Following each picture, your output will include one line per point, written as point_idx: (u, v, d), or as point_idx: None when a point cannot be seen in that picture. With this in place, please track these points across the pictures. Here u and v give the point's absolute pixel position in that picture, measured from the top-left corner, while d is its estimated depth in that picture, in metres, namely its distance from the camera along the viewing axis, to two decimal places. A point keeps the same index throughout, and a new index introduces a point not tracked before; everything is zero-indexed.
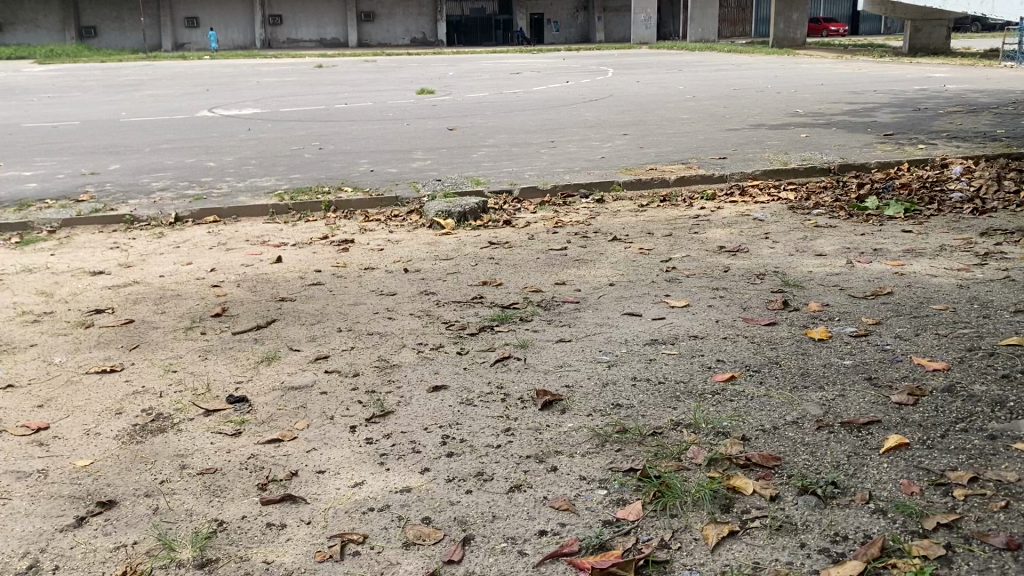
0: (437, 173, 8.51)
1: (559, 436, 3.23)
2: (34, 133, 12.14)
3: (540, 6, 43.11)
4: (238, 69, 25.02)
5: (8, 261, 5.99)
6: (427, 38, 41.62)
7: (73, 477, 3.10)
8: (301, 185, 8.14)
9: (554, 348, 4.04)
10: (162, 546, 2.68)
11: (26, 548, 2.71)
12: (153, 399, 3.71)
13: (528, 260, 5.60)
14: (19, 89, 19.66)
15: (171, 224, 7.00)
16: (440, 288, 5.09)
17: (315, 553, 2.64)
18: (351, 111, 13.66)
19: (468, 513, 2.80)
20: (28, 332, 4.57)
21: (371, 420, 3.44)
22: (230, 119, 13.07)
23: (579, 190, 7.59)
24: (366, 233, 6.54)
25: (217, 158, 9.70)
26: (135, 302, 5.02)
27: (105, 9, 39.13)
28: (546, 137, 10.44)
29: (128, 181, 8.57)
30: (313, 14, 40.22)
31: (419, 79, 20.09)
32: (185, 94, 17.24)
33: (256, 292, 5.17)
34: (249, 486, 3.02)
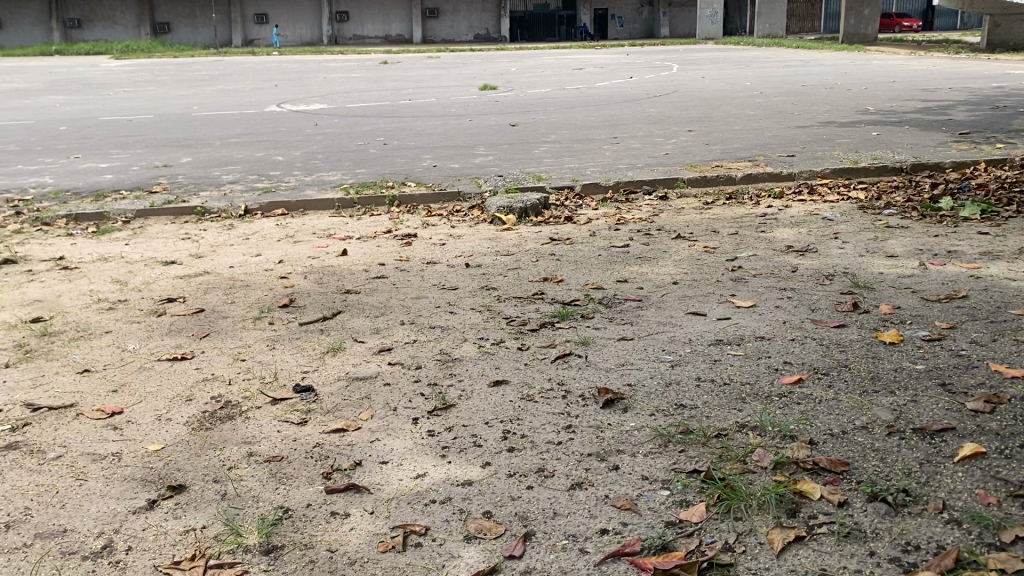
0: (499, 168, 8.52)
1: (621, 435, 3.20)
2: (112, 126, 12.54)
3: (604, 1, 42.89)
4: (304, 65, 25.41)
5: (85, 250, 6.18)
6: (491, 34, 41.69)
7: (146, 461, 3.19)
8: (366, 179, 8.24)
9: (616, 346, 4.01)
10: (230, 531, 2.74)
11: (102, 528, 2.80)
12: (223, 386, 3.80)
13: (590, 256, 5.58)
14: (96, 83, 20.28)
15: (240, 216, 7.15)
16: (501, 283, 5.10)
17: (378, 543, 2.67)
18: (416, 107, 13.76)
19: (528, 508, 2.80)
20: (104, 318, 4.72)
21: (433, 413, 3.46)
22: (298, 114, 13.28)
23: (642, 186, 7.52)
24: (428, 228, 6.59)
25: (285, 152, 9.87)
26: (205, 291, 5.14)
27: (179, 5, 40.13)
28: (609, 133, 10.37)
29: (200, 174, 8.77)
30: (379, 12, 40.72)
31: (482, 74, 20.16)
32: (254, 90, 17.55)
33: (321, 284, 5.24)
34: (313, 475, 3.07)
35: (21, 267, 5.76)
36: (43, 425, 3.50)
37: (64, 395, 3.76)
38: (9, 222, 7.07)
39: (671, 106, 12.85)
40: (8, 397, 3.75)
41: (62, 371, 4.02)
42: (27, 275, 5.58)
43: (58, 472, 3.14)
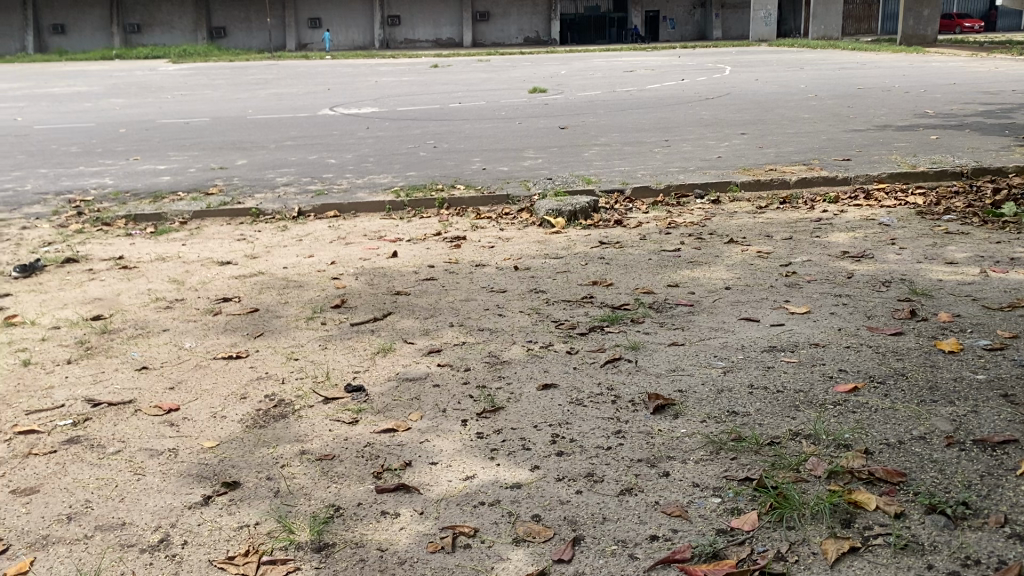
0: (549, 171, 8.52)
1: (672, 441, 3.18)
2: (170, 129, 12.81)
3: (655, 4, 42.63)
4: (356, 69, 25.69)
5: (144, 250, 6.32)
6: (541, 36, 41.69)
7: (201, 457, 3.25)
8: (416, 182, 8.29)
9: (666, 352, 3.98)
10: (283, 528, 2.78)
11: (158, 522, 2.86)
12: (276, 385, 3.85)
13: (640, 260, 5.54)
14: (156, 87, 20.76)
15: (294, 218, 7.25)
16: (550, 286, 5.09)
17: (427, 543, 2.68)
18: (466, 110, 13.82)
19: (577, 513, 2.79)
20: (162, 317, 4.83)
21: (482, 415, 3.47)
22: (350, 117, 13.43)
23: (693, 190, 7.46)
24: (478, 230, 6.61)
25: (337, 155, 9.99)
26: (259, 291, 5.23)
27: (236, 10, 40.88)
28: (660, 136, 10.30)
29: (255, 176, 8.93)
30: (430, 16, 41.02)
31: (532, 78, 20.14)
32: (308, 93, 17.78)
33: (372, 285, 5.29)
34: (364, 474, 3.10)
35: (83, 266, 5.92)
36: (103, 420, 3.58)
37: (124, 391, 3.85)
38: (72, 222, 7.27)
39: (722, 109, 12.72)
40: (71, 392, 3.85)
41: (121, 368, 4.12)
42: (88, 274, 5.72)
43: (118, 467, 3.21)
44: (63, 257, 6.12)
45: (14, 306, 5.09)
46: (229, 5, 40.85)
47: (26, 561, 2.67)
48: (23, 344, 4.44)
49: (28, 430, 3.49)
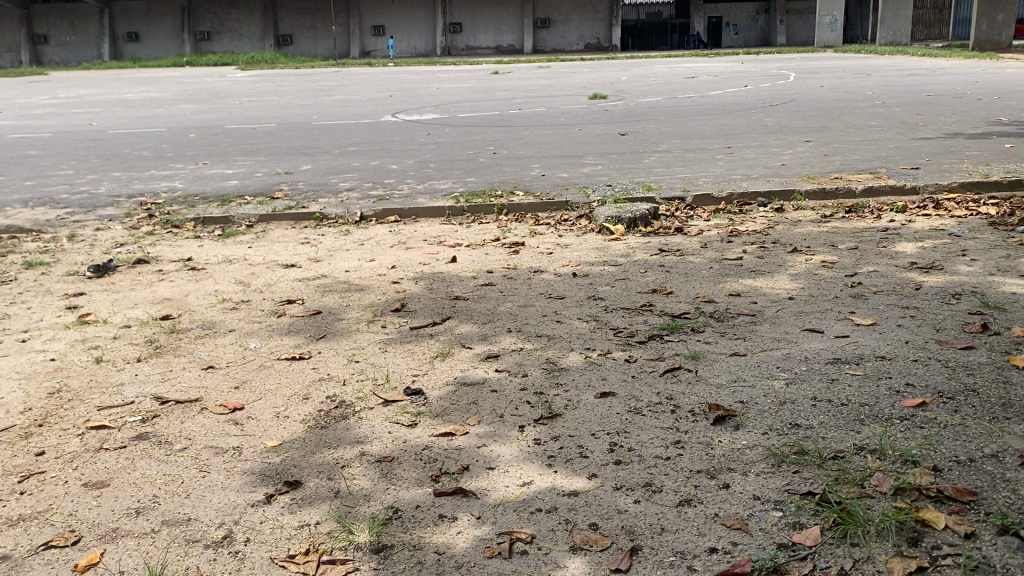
0: (608, 178, 8.49)
1: (732, 453, 3.13)
2: (238, 134, 13.13)
3: (718, 10, 42.14)
4: (418, 75, 25.99)
5: (213, 252, 6.50)
6: (601, 43, 41.55)
7: (264, 456, 3.32)
8: (476, 188, 8.34)
9: (727, 362, 3.93)
10: (342, 528, 2.82)
11: (223, 519, 2.92)
12: (337, 387, 3.91)
13: (701, 269, 5.48)
14: (225, 93, 21.30)
15: (356, 222, 7.36)
16: (610, 293, 5.07)
17: (485, 548, 2.69)
18: (526, 117, 13.87)
19: (635, 523, 2.77)
20: (228, 318, 4.94)
21: (540, 421, 3.47)
22: (412, 123, 13.58)
23: (756, 198, 7.35)
24: (536, 236, 6.62)
25: (399, 161, 10.11)
26: (321, 294, 5.32)
27: (302, 17, 41.59)
28: (723, 143, 10.18)
29: (318, 181, 9.08)
30: (492, 22, 41.20)
31: (593, 84, 20.09)
32: (371, 100, 18.04)
33: (432, 290, 5.34)
34: (422, 476, 3.12)
35: (153, 267, 6.10)
36: (171, 418, 3.68)
37: (190, 390, 3.95)
38: (143, 224, 7.49)
39: (787, 116, 12.52)
40: (140, 390, 3.97)
41: (188, 367, 4.22)
42: (159, 274, 5.89)
43: (183, 463, 3.30)
44: (134, 258, 6.30)
45: (88, 305, 5.26)
46: (295, 13, 41.58)
47: (97, 552, 2.76)
48: (97, 342, 4.59)
49: (100, 424, 3.60)
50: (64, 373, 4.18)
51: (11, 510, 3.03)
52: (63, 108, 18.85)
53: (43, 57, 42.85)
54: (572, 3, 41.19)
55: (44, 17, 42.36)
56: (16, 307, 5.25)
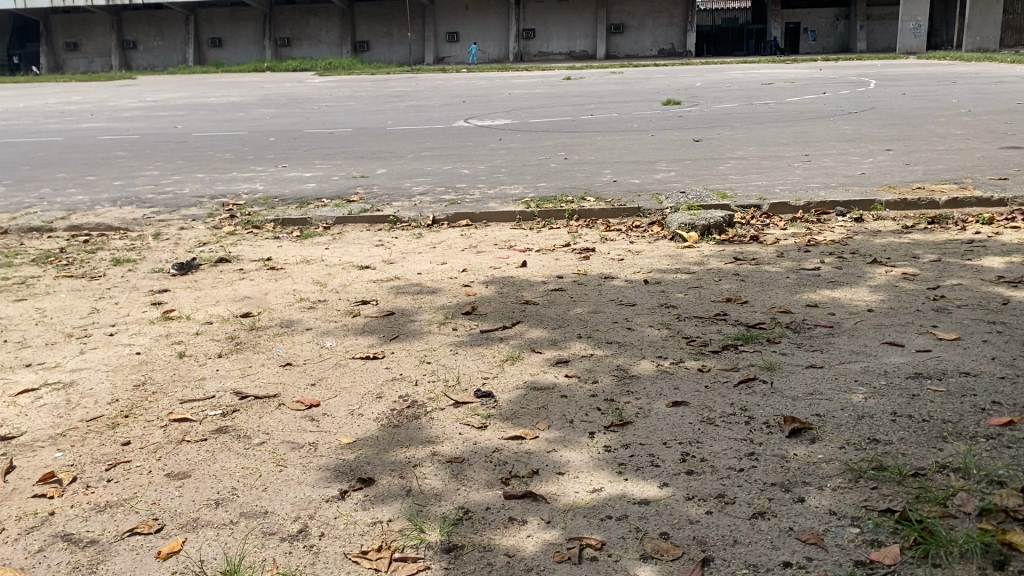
0: (681, 185, 8.41)
1: (808, 467, 3.07)
2: (315, 138, 13.41)
3: (797, 15, 41.16)
4: (491, 81, 26.14)
5: (290, 252, 6.65)
6: (676, 48, 40.99)
7: (339, 452, 3.39)
8: (547, 193, 8.35)
9: (804, 374, 3.85)
10: (413, 527, 2.86)
11: (298, 513, 2.99)
12: (409, 386, 3.96)
13: (777, 278, 5.39)
14: (302, 98, 21.78)
15: (428, 225, 7.44)
16: (682, 301, 5.03)
17: (554, 552, 2.69)
18: (599, 122, 13.82)
19: (707, 534, 2.74)
20: (304, 316, 5.05)
21: (610, 428, 3.45)
22: (484, 129, 13.65)
23: (835, 208, 7.20)
24: (608, 242, 6.59)
25: (471, 166, 10.19)
26: (394, 295, 5.40)
27: (378, 24, 42.33)
28: (800, 151, 9.98)
29: (392, 185, 9.21)
30: (565, 28, 41.18)
31: (664, 90, 19.89)
32: (444, 105, 18.21)
33: (503, 293, 5.37)
34: (492, 479, 3.14)
35: (234, 266, 6.27)
36: (250, 412, 3.78)
37: (268, 386, 4.05)
38: (225, 224, 7.72)
39: (869, 124, 12.19)
40: (221, 384, 4.09)
41: (266, 364, 4.33)
42: (239, 273, 6.06)
43: (261, 457, 3.38)
44: (216, 257, 6.49)
45: (171, 301, 5.44)
46: (372, 20, 42.32)
47: (179, 540, 2.85)
48: (179, 337, 4.74)
49: (182, 417, 3.73)
50: (148, 367, 4.33)
51: (100, 496, 3.15)
52: (149, 111, 19.57)
53: (132, 62, 44.59)
54: (647, 8, 40.77)
55: (133, 23, 44.02)
56: (105, 302, 5.46)
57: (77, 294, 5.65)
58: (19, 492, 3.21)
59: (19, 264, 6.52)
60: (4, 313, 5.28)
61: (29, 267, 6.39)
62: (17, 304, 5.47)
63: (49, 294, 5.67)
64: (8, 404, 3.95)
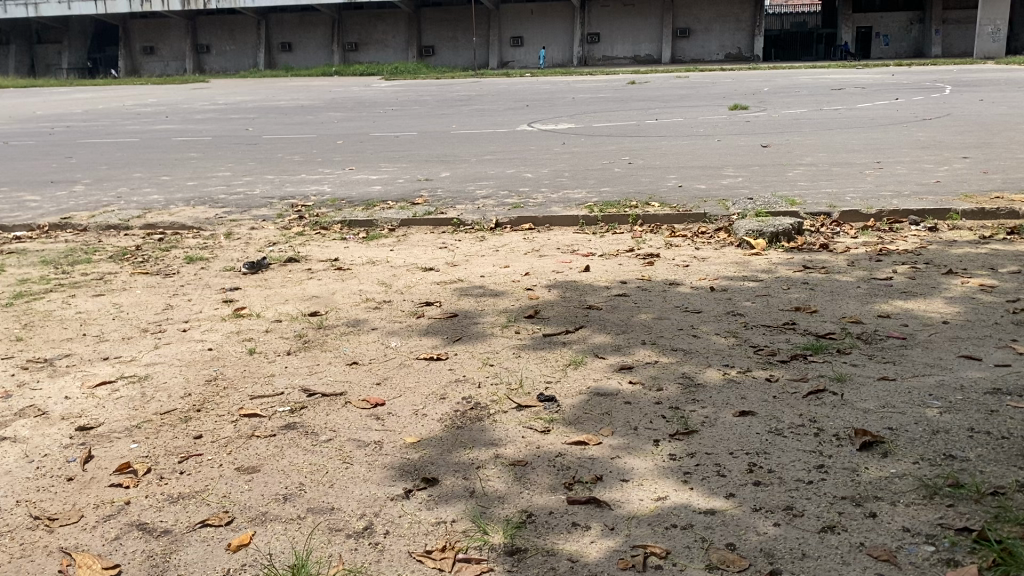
0: (748, 191, 8.29)
1: (880, 482, 3.00)
2: (381, 141, 13.60)
3: (869, 19, 40.26)
4: (555, 86, 26.17)
5: (357, 253, 6.75)
6: (743, 52, 40.23)
7: (403, 451, 3.42)
8: (610, 197, 8.31)
9: (875, 386, 3.76)
10: (477, 528, 2.87)
11: (363, 510, 3.03)
12: (473, 388, 3.99)
13: (847, 288, 5.28)
14: (368, 102, 22.10)
15: (492, 228, 7.48)
16: (749, 309, 4.95)
17: (619, 559, 2.68)
18: (663, 127, 13.71)
19: (775, 546, 2.69)
20: (370, 316, 5.12)
21: (675, 436, 3.42)
22: (548, 133, 13.66)
23: (908, 216, 7.01)
24: (672, 248, 6.53)
25: (535, 170, 10.19)
26: (458, 297, 5.44)
27: (444, 29, 42.73)
28: (871, 158, 9.76)
29: (456, 188, 9.27)
30: (630, 32, 40.98)
31: (731, 95, 19.61)
32: (509, 109, 18.28)
33: (566, 297, 5.36)
34: (555, 484, 3.14)
35: (302, 265, 6.39)
36: (317, 409, 3.85)
37: (335, 384, 4.12)
38: (294, 224, 7.87)
39: (945, 130, 11.85)
40: (289, 381, 4.17)
41: (333, 362, 4.40)
42: (307, 273, 6.17)
43: (328, 454, 3.44)
44: (285, 256, 6.62)
45: (242, 299, 5.56)
46: (438, 25, 42.78)
47: (248, 533, 2.91)
48: (250, 334, 4.85)
49: (252, 412, 3.80)
50: (220, 362, 4.44)
51: (173, 487, 3.24)
52: (222, 113, 20.07)
53: (206, 66, 45.84)
54: (714, 12, 40.17)
55: (207, 28, 45.24)
56: (179, 298, 5.62)
57: (152, 291, 5.82)
58: (97, 481, 3.32)
59: (98, 260, 6.74)
60: (85, 307, 5.47)
61: (108, 264, 6.60)
62: (96, 298, 5.66)
63: (126, 289, 5.85)
64: (87, 395, 4.09)
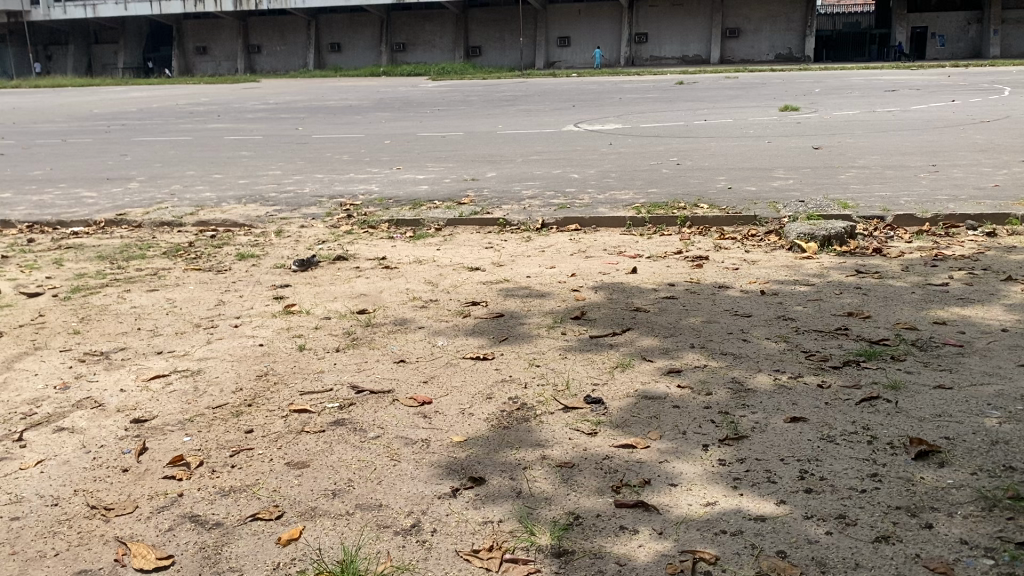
0: (799, 193, 8.18)
1: (936, 492, 2.93)
2: (428, 141, 13.69)
3: (924, 19, 39.43)
4: (603, 85, 26.12)
5: (404, 252, 6.80)
6: (794, 53, 39.63)
7: (450, 450, 3.43)
8: (658, 199, 8.26)
9: (931, 395, 3.67)
10: (525, 529, 2.87)
11: (411, 508, 3.04)
12: (519, 389, 3.99)
13: (902, 293, 5.17)
14: (416, 102, 22.28)
15: (538, 229, 7.47)
16: (800, 314, 4.88)
17: (667, 564, 2.65)
18: (712, 128, 13.59)
19: (827, 555, 2.64)
20: (418, 315, 5.15)
21: (724, 441, 3.38)
22: (594, 133, 13.63)
23: (965, 221, 6.85)
24: (722, 251, 6.46)
25: (582, 170, 10.17)
26: (504, 297, 5.44)
27: (491, 30, 42.84)
28: (927, 161, 9.56)
29: (502, 188, 9.28)
30: (679, 32, 40.65)
31: (782, 96, 19.40)
32: (555, 110, 18.27)
33: (613, 299, 5.34)
34: (603, 486, 3.12)
35: (351, 264, 6.45)
36: (365, 406, 3.88)
37: (383, 381, 4.15)
38: (342, 223, 7.95)
39: (1003, 133, 11.56)
40: (338, 378, 4.21)
41: (381, 360, 4.43)
42: (355, 271, 6.23)
43: (376, 451, 3.46)
44: (333, 255, 6.69)
45: (292, 296, 5.64)
46: (485, 25, 42.91)
47: (298, 528, 2.94)
48: (299, 331, 4.91)
49: (302, 408, 3.85)
50: (270, 358, 4.50)
51: (224, 481, 3.29)
52: (272, 112, 20.39)
53: (256, 66, 46.50)
54: (764, 13, 39.61)
55: (258, 28, 45.94)
56: (230, 295, 5.71)
57: (204, 287, 5.92)
58: (151, 473, 3.38)
59: (152, 256, 6.88)
60: (140, 302, 5.58)
61: (162, 260, 6.73)
62: (150, 294, 5.77)
63: (179, 285, 5.96)
64: (141, 388, 4.18)
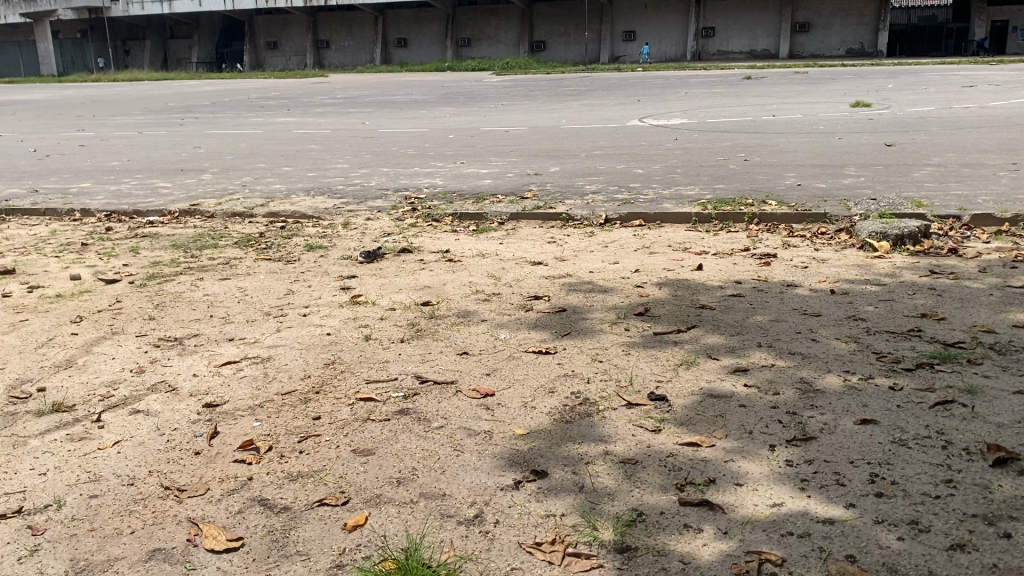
0: (871, 191, 7.98)
1: (1015, 501, 2.84)
2: (492, 135, 13.74)
3: (1005, 13, 38.01)
4: (670, 80, 25.88)
5: (467, 245, 6.84)
6: (865, 48, 38.58)
7: (512, 442, 3.44)
8: (724, 195, 8.15)
9: (1010, 400, 3.55)
10: (587, 523, 2.87)
11: (475, 499, 3.07)
12: (582, 383, 3.98)
13: (979, 295, 5.01)
14: (480, 96, 22.38)
15: (602, 224, 7.44)
16: (871, 314, 4.76)
17: (732, 564, 2.62)
18: (781, 124, 13.34)
19: (898, 561, 2.58)
20: (481, 308, 5.17)
21: (791, 442, 3.32)
22: (659, 128, 13.49)
23: None
24: (790, 249, 6.35)
25: (646, 166, 10.08)
26: (567, 292, 5.44)
27: (556, 24, 42.72)
28: (1006, 159, 9.22)
29: (566, 183, 9.26)
30: (747, 26, 39.94)
31: (854, 91, 18.93)
32: (620, 104, 18.14)
33: (677, 296, 5.28)
34: (666, 483, 3.09)
35: (415, 256, 6.51)
36: (428, 397, 3.91)
37: (446, 372, 4.18)
38: (407, 216, 8.03)
39: None
40: (403, 368, 4.26)
41: (444, 351, 4.46)
42: (420, 263, 6.29)
43: (440, 441, 3.49)
44: (398, 247, 6.76)
45: (358, 287, 5.72)
46: (550, 20, 42.81)
47: (363, 515, 2.99)
48: (365, 321, 4.98)
49: (368, 397, 3.91)
50: (337, 347, 4.57)
51: (292, 466, 3.35)
52: (340, 106, 20.70)
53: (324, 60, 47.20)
54: (836, 6, 38.68)
55: (326, 24, 46.67)
56: (299, 284, 5.81)
57: (274, 276, 6.04)
58: (222, 457, 3.47)
59: (224, 245, 7.05)
60: (212, 290, 5.72)
61: (233, 249, 6.89)
62: (221, 282, 5.91)
63: (249, 274, 6.10)
64: (213, 374, 4.29)
